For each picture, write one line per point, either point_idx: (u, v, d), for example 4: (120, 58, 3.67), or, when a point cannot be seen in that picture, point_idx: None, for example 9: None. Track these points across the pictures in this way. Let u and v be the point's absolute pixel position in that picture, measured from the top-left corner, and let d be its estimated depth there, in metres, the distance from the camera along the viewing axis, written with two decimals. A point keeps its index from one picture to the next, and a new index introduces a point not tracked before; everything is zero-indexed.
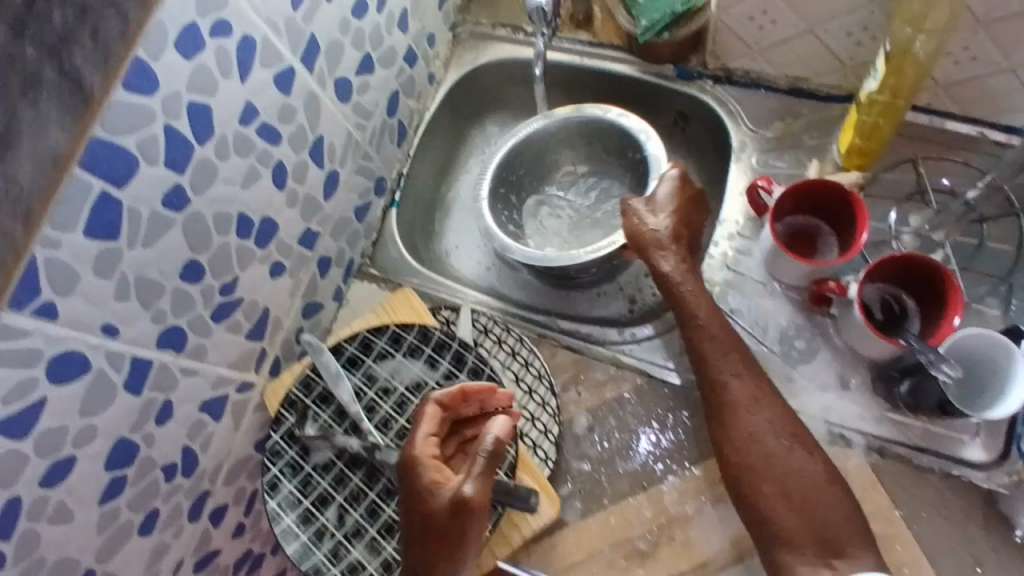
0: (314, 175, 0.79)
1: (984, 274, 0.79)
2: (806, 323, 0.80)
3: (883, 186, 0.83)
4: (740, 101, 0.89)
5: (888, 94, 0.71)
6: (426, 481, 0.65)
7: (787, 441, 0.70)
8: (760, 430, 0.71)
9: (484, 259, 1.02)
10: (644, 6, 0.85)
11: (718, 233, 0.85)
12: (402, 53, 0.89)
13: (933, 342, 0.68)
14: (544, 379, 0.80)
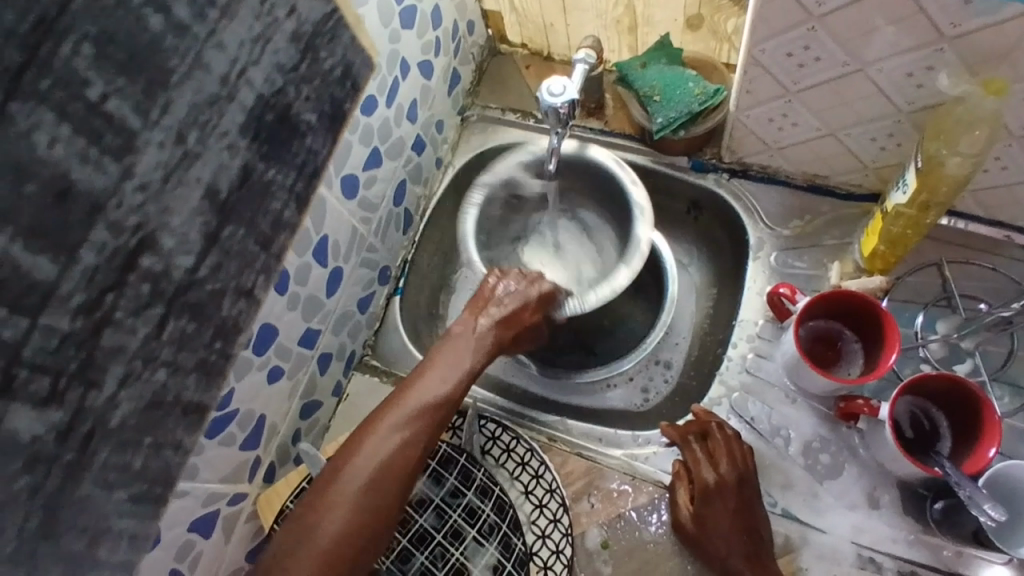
0: (320, 273, 0.76)
1: (1017, 385, 0.76)
2: (831, 434, 0.77)
3: (907, 289, 0.80)
4: (756, 195, 0.87)
5: (918, 208, 0.70)
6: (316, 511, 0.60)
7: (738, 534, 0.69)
8: (716, 515, 0.70)
9: None
10: (660, 103, 0.84)
11: (738, 334, 0.82)
12: (409, 143, 0.87)
13: (968, 470, 0.65)
14: (557, 490, 0.73)
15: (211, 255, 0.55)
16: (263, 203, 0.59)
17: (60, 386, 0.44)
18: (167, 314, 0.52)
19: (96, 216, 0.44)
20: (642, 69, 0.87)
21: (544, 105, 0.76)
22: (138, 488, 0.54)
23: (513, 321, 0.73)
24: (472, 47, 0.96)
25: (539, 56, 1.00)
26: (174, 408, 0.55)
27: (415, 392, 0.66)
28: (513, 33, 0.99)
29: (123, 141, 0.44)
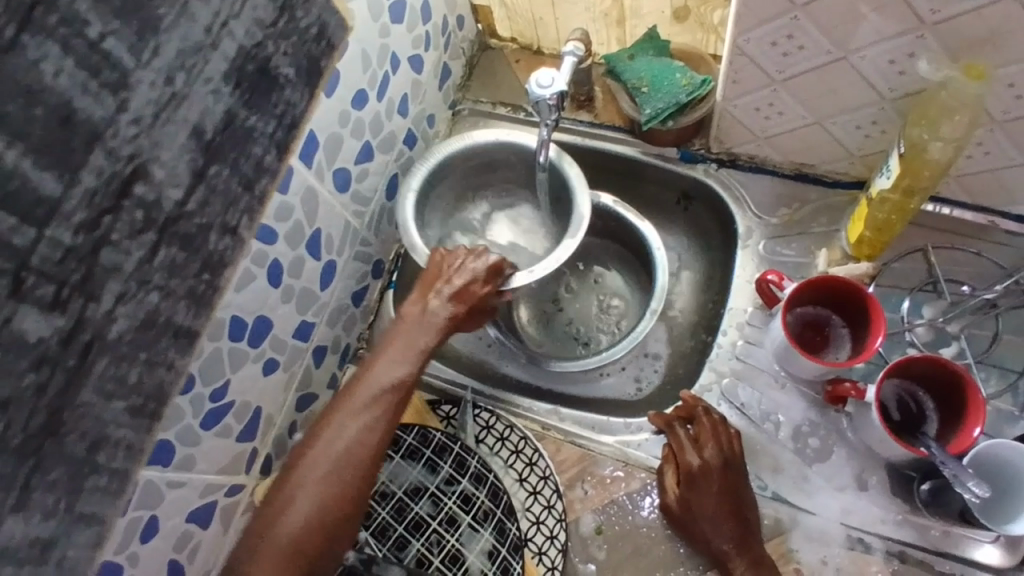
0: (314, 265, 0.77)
1: (1002, 367, 0.77)
2: (820, 418, 0.78)
3: (894, 275, 0.81)
4: (744, 185, 0.88)
5: (901, 194, 0.71)
6: (283, 500, 0.61)
7: (725, 514, 0.70)
8: (703, 497, 0.71)
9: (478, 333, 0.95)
10: (647, 94, 0.85)
11: (727, 321, 0.83)
12: (401, 137, 0.88)
13: (952, 450, 0.66)
14: (551, 478, 0.74)
15: (198, 190, 0.56)
16: (243, 147, 0.59)
17: (63, 294, 0.46)
18: (159, 241, 0.53)
19: (94, 142, 0.46)
20: (630, 61, 0.87)
21: (533, 97, 0.76)
22: (134, 402, 0.55)
23: (461, 301, 0.70)
24: (462, 41, 0.96)
25: (529, 50, 1.01)
26: (166, 329, 0.56)
27: (369, 379, 0.65)
28: (503, 27, 0.99)
29: (116, 77, 0.46)
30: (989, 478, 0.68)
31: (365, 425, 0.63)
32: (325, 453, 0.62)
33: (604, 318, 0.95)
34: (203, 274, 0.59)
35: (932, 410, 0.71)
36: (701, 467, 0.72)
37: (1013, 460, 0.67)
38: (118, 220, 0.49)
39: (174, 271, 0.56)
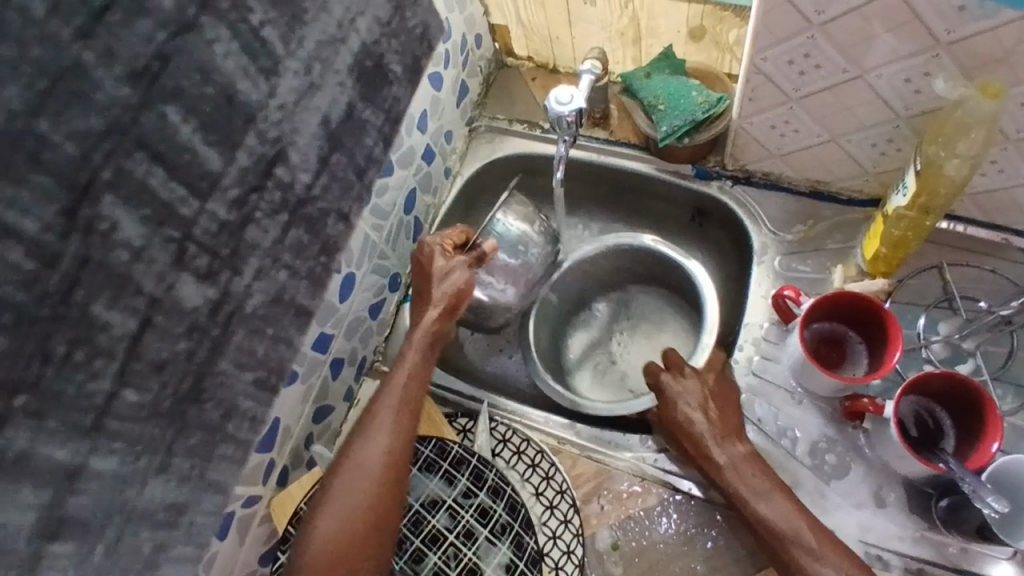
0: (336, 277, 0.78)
1: (1019, 384, 0.77)
2: (836, 434, 0.78)
3: (909, 292, 0.81)
4: (759, 202, 0.89)
5: (918, 210, 0.72)
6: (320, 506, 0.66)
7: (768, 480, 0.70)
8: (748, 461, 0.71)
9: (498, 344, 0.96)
10: (664, 111, 0.86)
11: (743, 336, 0.84)
12: (420, 152, 0.89)
13: (973, 465, 0.66)
14: (568, 492, 0.74)
15: (323, 176, 0.65)
16: (358, 138, 0.68)
17: (214, 266, 0.54)
18: (290, 221, 0.62)
19: (250, 124, 0.54)
20: (647, 79, 0.89)
21: (552, 114, 0.78)
22: (258, 374, 0.63)
23: (451, 299, 0.77)
24: (480, 59, 0.98)
25: (545, 69, 1.03)
26: (290, 306, 0.66)
27: (388, 386, 0.74)
28: (520, 45, 1.01)
29: (270, 65, 0.55)
30: (1008, 496, 0.68)
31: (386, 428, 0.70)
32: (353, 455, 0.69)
33: (631, 347, 0.98)
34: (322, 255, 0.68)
35: (949, 425, 0.71)
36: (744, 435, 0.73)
37: None
38: (261, 199, 0.57)
39: (299, 250, 0.64)
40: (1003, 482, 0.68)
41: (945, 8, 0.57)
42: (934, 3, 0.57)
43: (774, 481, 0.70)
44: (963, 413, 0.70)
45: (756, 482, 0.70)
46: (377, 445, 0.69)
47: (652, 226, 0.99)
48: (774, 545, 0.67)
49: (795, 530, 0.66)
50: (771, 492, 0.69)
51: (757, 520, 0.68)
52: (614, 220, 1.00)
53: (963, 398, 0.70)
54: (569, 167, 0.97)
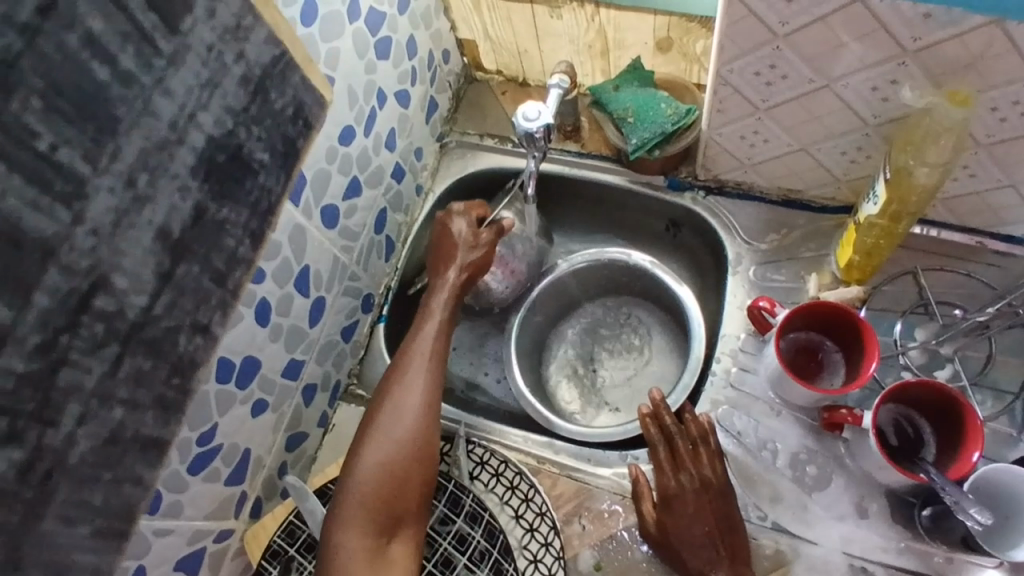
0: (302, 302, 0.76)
1: (996, 389, 0.77)
2: (817, 444, 0.77)
3: (885, 298, 0.81)
4: (733, 212, 0.88)
5: (889, 218, 0.72)
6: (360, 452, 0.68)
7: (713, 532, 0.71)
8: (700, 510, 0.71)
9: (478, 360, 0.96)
10: (633, 124, 0.85)
11: (721, 347, 0.83)
12: (389, 171, 0.88)
13: (952, 476, 0.66)
14: (548, 513, 0.73)
15: (166, 292, 0.53)
16: (216, 240, 0.56)
17: (18, 426, 0.44)
18: (123, 352, 0.51)
19: (48, 258, 0.43)
20: (616, 92, 0.88)
21: (520, 130, 0.77)
22: (98, 527, 0.53)
23: (473, 262, 0.79)
24: (448, 75, 0.97)
25: (515, 82, 1.02)
26: (132, 444, 0.54)
27: (422, 327, 0.75)
28: (488, 60, 1.00)
29: (70, 188, 0.44)
30: (990, 503, 0.67)
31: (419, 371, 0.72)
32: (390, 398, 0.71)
33: (623, 362, 0.95)
34: (172, 380, 0.56)
35: (929, 436, 0.71)
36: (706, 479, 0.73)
37: (1011, 484, 0.66)
38: (75, 339, 0.46)
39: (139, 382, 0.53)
40: (985, 489, 0.67)
41: (909, 16, 0.56)
42: (897, 10, 0.56)
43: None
44: (942, 423, 0.70)
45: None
46: (413, 388, 0.71)
47: (627, 238, 0.98)
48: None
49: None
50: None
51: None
52: (591, 232, 0.99)
53: (943, 409, 0.69)
54: (542, 181, 0.96)
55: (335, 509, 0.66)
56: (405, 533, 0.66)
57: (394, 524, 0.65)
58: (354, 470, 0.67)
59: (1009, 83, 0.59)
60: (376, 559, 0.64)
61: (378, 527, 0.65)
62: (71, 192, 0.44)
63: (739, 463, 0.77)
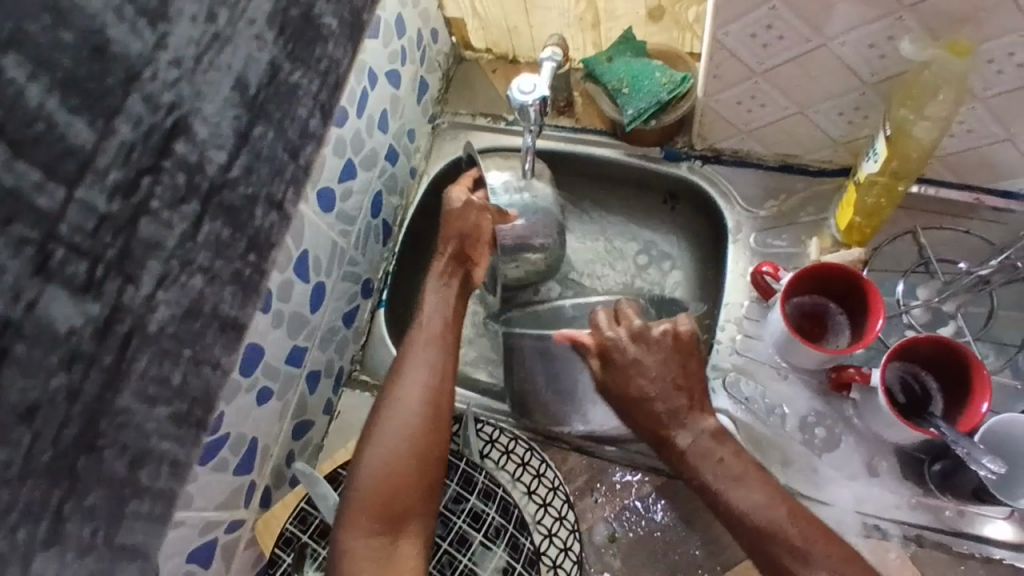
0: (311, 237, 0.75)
1: (998, 343, 0.77)
2: (823, 406, 0.77)
3: (885, 259, 0.81)
4: (729, 180, 0.88)
5: (890, 176, 0.72)
6: (364, 451, 0.66)
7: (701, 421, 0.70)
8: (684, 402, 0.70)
9: (479, 340, 0.95)
10: (628, 94, 0.84)
11: (724, 316, 0.83)
12: (383, 153, 0.87)
13: (964, 428, 0.66)
14: (561, 488, 0.73)
15: (242, 155, 0.56)
16: (288, 105, 0.60)
17: (93, 283, 0.44)
18: (202, 214, 0.52)
19: (131, 81, 0.44)
20: (608, 63, 0.87)
21: (516, 103, 0.76)
22: (179, 408, 0.54)
23: (477, 249, 0.76)
24: (438, 54, 0.96)
25: (504, 60, 1.01)
26: (212, 320, 0.55)
27: (421, 325, 0.73)
28: (477, 38, 1.00)
29: (156, 4, 0.45)
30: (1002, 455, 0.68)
31: (421, 364, 0.70)
32: (393, 388, 0.69)
33: None
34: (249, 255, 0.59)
35: (935, 388, 0.71)
36: (679, 360, 0.71)
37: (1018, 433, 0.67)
38: (156, 187, 0.47)
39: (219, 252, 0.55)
40: (995, 441, 0.68)
41: None
42: None
43: (746, 464, 0.68)
44: (947, 374, 0.70)
45: (728, 469, 0.67)
46: (419, 376, 0.69)
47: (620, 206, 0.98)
48: (752, 540, 0.64)
49: (772, 522, 0.64)
50: (741, 484, 0.66)
51: (727, 509, 0.66)
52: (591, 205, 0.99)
53: (949, 363, 0.70)
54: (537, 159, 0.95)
55: (342, 511, 0.64)
56: (411, 530, 0.63)
57: (401, 514, 0.63)
58: (359, 466, 0.66)
59: (1007, 34, 0.60)
60: (382, 557, 0.62)
61: (381, 526, 0.63)
62: (157, 11, 0.45)
63: (748, 430, 0.77)
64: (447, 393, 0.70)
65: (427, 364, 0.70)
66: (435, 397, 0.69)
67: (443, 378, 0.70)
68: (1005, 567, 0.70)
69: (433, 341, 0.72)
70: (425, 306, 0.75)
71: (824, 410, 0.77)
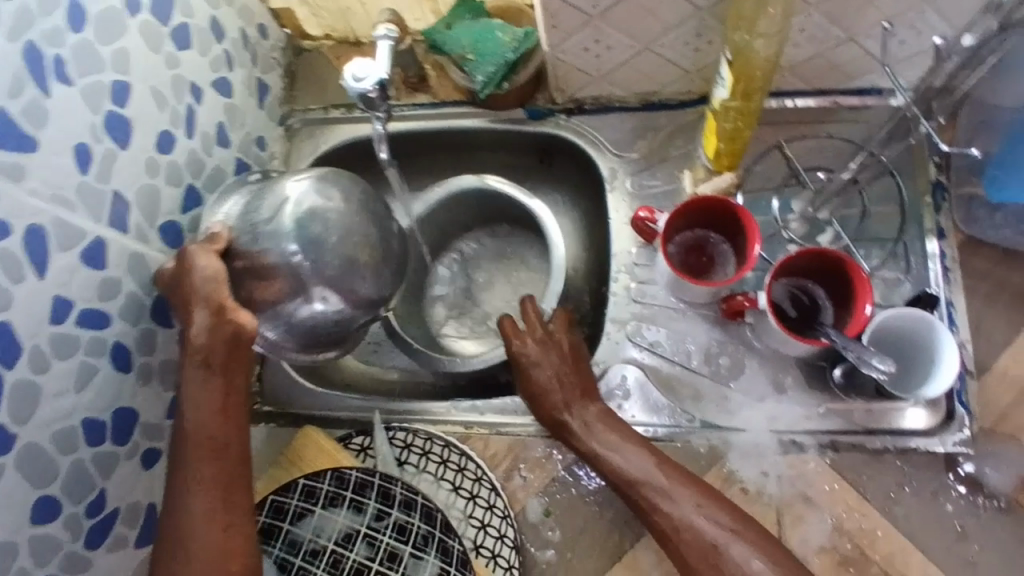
0: (29, 291, 0.54)
1: (876, 240, 0.79)
2: (724, 336, 0.78)
3: (758, 179, 0.82)
4: (596, 129, 0.86)
5: (741, 98, 0.71)
6: None
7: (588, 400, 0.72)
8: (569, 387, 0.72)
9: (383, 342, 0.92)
10: (474, 60, 0.80)
11: (615, 267, 0.82)
12: (229, 170, 0.81)
13: (851, 332, 0.67)
14: (484, 477, 0.72)
15: None
16: None
17: None
18: None
19: None
20: (448, 30, 0.82)
21: (353, 93, 0.71)
22: None
23: (225, 300, 0.60)
24: (271, 51, 0.89)
25: (346, 43, 0.95)
26: None
27: (185, 436, 0.60)
28: (311, 25, 0.92)
29: None
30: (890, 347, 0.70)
31: (200, 499, 0.59)
32: (173, 524, 0.59)
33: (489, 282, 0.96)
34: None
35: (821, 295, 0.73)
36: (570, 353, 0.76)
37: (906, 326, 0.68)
38: None
39: None
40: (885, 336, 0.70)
41: None
42: None
43: (626, 432, 0.70)
44: (831, 281, 0.72)
45: (609, 435, 0.70)
46: (202, 512, 0.58)
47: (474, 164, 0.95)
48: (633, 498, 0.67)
49: (648, 474, 0.67)
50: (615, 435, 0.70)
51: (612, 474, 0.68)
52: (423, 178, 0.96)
53: (830, 271, 0.71)
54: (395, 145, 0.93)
55: None
56: None
57: None
58: None
59: None
60: None
61: None
62: None
63: (657, 373, 0.78)
64: (246, 519, 0.60)
65: (207, 497, 0.59)
66: (225, 528, 0.59)
67: (233, 508, 0.59)
68: (916, 453, 0.72)
69: (203, 460, 0.59)
70: (185, 411, 0.61)
71: (728, 340, 0.78)
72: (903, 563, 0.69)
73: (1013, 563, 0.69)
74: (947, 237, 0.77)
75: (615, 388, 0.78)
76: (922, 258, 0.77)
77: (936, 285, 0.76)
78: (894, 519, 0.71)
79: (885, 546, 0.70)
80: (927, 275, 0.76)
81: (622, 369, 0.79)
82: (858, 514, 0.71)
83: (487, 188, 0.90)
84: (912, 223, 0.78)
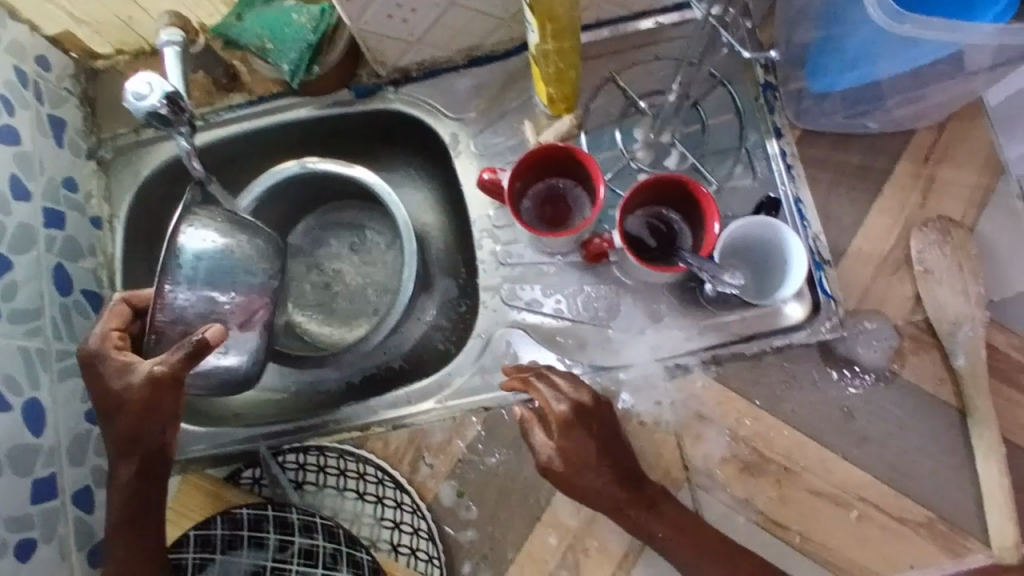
0: None
1: (720, 151, 0.79)
2: (595, 279, 0.78)
3: (597, 114, 0.81)
4: (427, 95, 0.84)
5: (554, 39, 0.69)
6: None
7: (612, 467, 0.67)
8: (592, 455, 0.66)
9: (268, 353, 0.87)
10: (274, 49, 0.75)
11: (477, 234, 0.80)
12: (39, 223, 0.74)
13: (706, 252, 0.69)
14: (385, 479, 0.74)
15: None
16: None
17: None
18: None
19: None
20: (239, 22, 0.76)
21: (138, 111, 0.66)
22: None
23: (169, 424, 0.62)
24: (58, 82, 0.81)
25: (142, 55, 0.85)
26: None
27: None
28: (98, 44, 0.83)
29: None
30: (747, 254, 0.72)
31: None
32: None
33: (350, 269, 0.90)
34: None
35: (676, 217, 0.75)
36: (566, 409, 0.67)
37: (754, 234, 0.71)
38: None
39: None
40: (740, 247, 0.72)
41: None
42: None
43: (647, 491, 0.68)
44: (681, 204, 0.74)
45: (643, 493, 0.67)
46: None
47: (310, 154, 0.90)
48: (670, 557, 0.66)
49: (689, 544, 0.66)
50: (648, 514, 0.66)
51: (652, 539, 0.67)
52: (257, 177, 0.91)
53: (674, 194, 0.73)
54: (207, 158, 0.86)
55: None
56: None
57: None
58: None
59: None
60: None
61: None
62: None
63: (539, 330, 0.78)
64: None
65: None
66: None
67: None
68: (792, 349, 0.75)
69: None
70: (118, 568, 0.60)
71: (600, 283, 0.78)
72: (799, 454, 0.73)
73: (896, 429, 0.73)
74: (785, 136, 0.79)
75: (501, 353, 0.78)
76: (766, 160, 0.79)
77: (783, 183, 0.78)
78: (783, 416, 0.74)
79: (779, 444, 0.73)
80: (772, 175, 0.78)
81: (506, 334, 0.78)
82: (750, 419, 0.74)
83: (313, 171, 0.84)
84: (749, 129, 0.80)
